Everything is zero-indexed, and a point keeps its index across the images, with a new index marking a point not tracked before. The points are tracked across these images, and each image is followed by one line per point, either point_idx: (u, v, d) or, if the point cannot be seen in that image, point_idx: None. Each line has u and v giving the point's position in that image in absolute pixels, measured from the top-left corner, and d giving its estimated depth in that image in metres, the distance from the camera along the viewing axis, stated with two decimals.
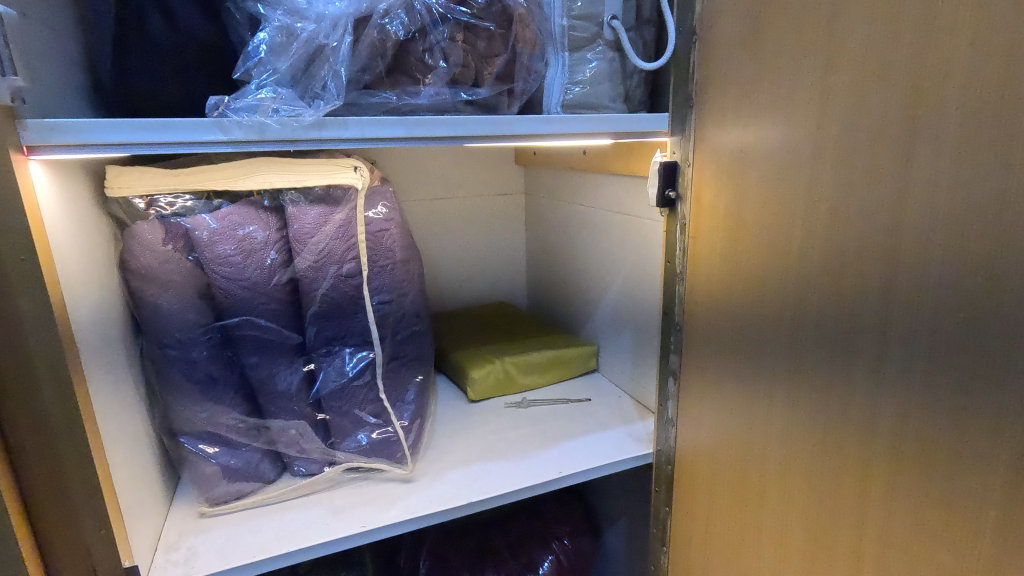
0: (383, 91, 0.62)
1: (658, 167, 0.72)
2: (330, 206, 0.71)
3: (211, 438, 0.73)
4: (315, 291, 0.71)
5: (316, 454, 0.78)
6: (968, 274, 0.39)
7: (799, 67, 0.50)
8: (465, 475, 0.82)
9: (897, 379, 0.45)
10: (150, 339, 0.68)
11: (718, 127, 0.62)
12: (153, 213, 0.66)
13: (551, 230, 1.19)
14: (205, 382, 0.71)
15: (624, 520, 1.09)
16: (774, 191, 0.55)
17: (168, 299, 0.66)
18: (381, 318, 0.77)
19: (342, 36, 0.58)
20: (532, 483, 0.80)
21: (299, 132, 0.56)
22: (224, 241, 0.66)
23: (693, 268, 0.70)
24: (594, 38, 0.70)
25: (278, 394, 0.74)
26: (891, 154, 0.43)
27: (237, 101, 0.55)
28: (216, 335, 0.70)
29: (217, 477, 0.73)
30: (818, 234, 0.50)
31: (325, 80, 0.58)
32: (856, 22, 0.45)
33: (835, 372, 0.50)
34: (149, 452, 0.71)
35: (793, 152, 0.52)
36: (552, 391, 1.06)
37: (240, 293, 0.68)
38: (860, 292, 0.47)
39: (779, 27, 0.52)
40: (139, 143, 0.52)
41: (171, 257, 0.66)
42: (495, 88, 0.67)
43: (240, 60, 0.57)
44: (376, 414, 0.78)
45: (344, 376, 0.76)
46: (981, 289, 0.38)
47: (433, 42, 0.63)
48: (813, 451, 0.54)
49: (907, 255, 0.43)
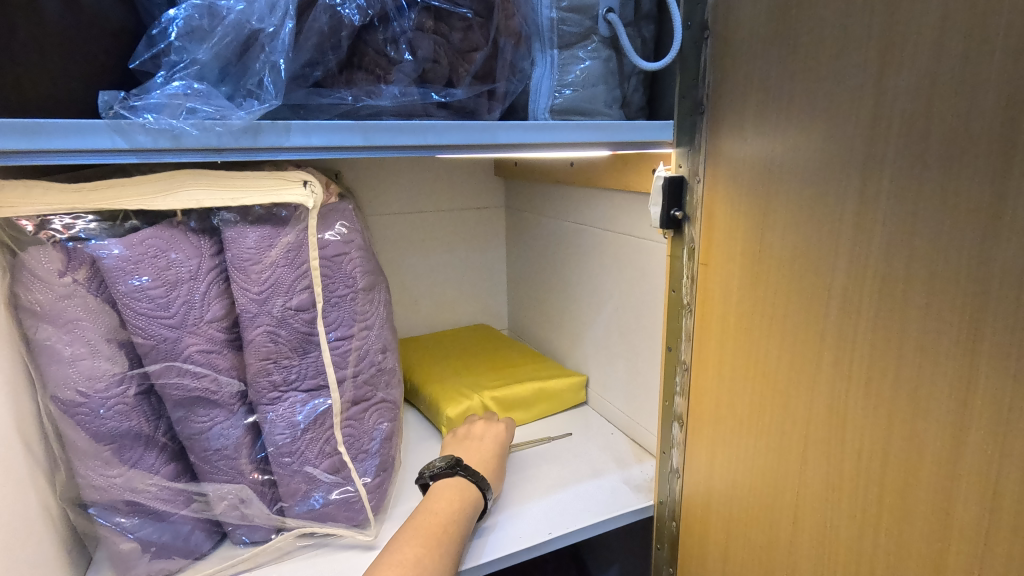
0: (338, 90, 0.52)
1: (662, 183, 0.62)
2: (275, 227, 0.60)
3: (128, 509, 0.60)
4: (257, 330, 0.60)
5: (261, 520, 0.65)
6: None
7: (842, 67, 0.42)
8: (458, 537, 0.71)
9: (985, 445, 0.37)
10: (48, 392, 0.55)
11: (734, 137, 0.54)
12: (46, 238, 0.53)
13: (534, 248, 1.09)
14: (120, 442, 0.58)
15: (615, 569, 0.99)
16: (812, 212, 0.46)
17: (71, 343, 0.54)
18: (340, 357, 0.65)
19: (282, 20, 0.47)
20: (522, 546, 0.69)
21: (226, 140, 0.45)
22: (141, 272, 0.54)
23: (705, 300, 0.61)
24: (587, 34, 0.60)
25: (213, 452, 0.62)
26: (975, 175, 0.35)
27: (139, 98, 0.43)
28: (134, 385, 0.57)
29: (137, 555, 0.60)
30: (872, 267, 0.42)
31: (261, 75, 0.47)
32: (928, 10, 0.37)
33: (894, 433, 0.42)
34: (46, 530, 0.57)
35: (839, 168, 0.44)
36: (537, 428, 0.95)
37: (162, 333, 0.56)
38: (933, 339, 0.39)
39: (819, 18, 0.44)
40: (12, 152, 0.40)
41: (73, 291, 0.54)
42: (473, 89, 0.56)
43: (143, 45, 0.46)
44: (333, 471, 0.66)
45: (294, 429, 0.64)
46: None
47: (397, 31, 0.52)
48: (868, 526, 0.45)
49: (1001, 298, 0.35)
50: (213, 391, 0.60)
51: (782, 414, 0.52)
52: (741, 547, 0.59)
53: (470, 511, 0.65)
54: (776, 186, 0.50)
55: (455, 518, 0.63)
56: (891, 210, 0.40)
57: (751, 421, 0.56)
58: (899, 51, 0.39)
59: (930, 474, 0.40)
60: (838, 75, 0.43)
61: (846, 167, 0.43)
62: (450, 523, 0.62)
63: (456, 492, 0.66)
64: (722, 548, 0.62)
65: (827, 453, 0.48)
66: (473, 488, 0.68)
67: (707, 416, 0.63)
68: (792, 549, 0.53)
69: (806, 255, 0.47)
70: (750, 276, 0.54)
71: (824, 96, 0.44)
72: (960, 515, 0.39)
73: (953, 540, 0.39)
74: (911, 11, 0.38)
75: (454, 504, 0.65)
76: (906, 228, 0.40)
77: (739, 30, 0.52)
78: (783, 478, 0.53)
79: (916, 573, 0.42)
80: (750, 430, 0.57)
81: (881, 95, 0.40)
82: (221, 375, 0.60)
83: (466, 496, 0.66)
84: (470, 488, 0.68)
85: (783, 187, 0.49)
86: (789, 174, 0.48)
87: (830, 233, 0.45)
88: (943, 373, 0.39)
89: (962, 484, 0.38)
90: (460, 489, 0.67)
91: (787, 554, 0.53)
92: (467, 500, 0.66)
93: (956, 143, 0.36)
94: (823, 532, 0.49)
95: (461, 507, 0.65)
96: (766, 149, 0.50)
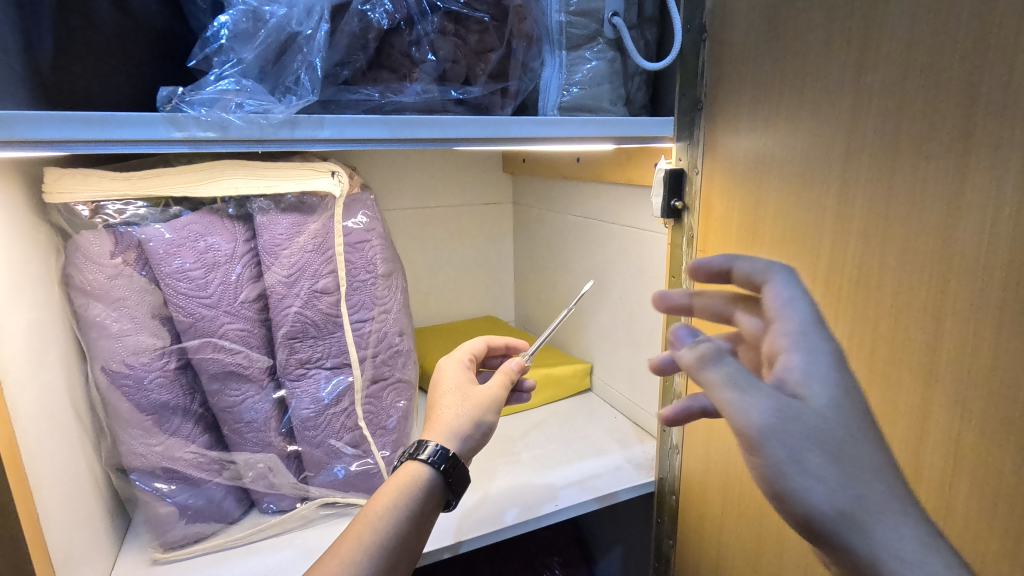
0: (364, 88, 0.56)
1: (663, 174, 0.66)
2: (304, 215, 0.65)
3: (166, 475, 0.65)
4: (287, 310, 0.64)
5: (288, 489, 0.70)
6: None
7: (825, 67, 0.47)
8: (475, 505, 0.76)
9: (950, 405, 0.41)
10: (97, 364, 0.60)
11: (729, 131, 0.58)
12: (99, 222, 0.58)
13: (541, 241, 1.14)
14: (160, 412, 0.62)
15: (619, 549, 1.03)
16: (798, 199, 0.51)
17: (118, 319, 0.59)
18: (361, 337, 0.70)
19: (318, 24, 0.51)
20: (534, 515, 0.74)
21: (267, 131, 0.49)
22: (182, 254, 0.59)
23: (702, 285, 0.65)
24: (594, 36, 0.64)
25: (244, 424, 0.66)
26: (941, 162, 0.39)
27: (193, 94, 0.48)
28: (173, 359, 0.62)
29: (174, 519, 0.65)
30: (851, 247, 0.46)
31: (298, 73, 0.52)
32: (900, 15, 0.41)
33: (872, 399, 0.46)
34: (93, 492, 0.62)
35: (822, 158, 0.48)
36: (544, 412, 0.99)
37: (201, 311, 0.61)
38: (905, 311, 0.43)
39: (805, 22, 0.48)
40: (80, 141, 0.45)
41: (121, 271, 0.58)
42: (488, 87, 0.60)
43: (198, 46, 0.51)
44: (354, 444, 0.71)
45: (319, 403, 0.68)
46: None
47: (420, 33, 0.57)
48: None
49: (961, 272, 0.39)
50: (245, 366, 0.64)
51: None
52: (737, 515, 0.63)
53: (421, 496, 0.49)
54: (766, 176, 0.54)
55: (397, 504, 0.48)
56: (868, 195, 0.45)
57: None
58: (875, 51, 0.43)
59: (904, 435, 0.44)
60: (821, 73, 0.47)
61: (828, 157, 0.47)
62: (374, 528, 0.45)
63: (404, 474, 0.50)
64: (719, 517, 0.67)
65: None
66: (417, 468, 0.50)
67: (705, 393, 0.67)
68: None
69: (793, 239, 0.52)
70: (744, 260, 0.58)
71: (810, 92, 0.49)
72: (929, 471, 0.43)
73: (923, 494, 0.43)
74: (885, 16, 0.42)
75: (399, 485, 0.49)
76: (881, 211, 0.44)
77: (734, 32, 0.56)
78: None
79: None
80: None
81: (860, 91, 0.44)
82: (253, 352, 0.65)
83: (414, 478, 0.50)
84: (400, 490, 0.49)
85: (773, 176, 0.53)
86: (778, 165, 0.53)
87: (815, 218, 0.49)
88: (914, 342, 0.43)
89: (930, 442, 0.42)
90: (407, 472, 0.50)
91: (778, 519, 0.57)
92: (414, 485, 0.49)
93: (923, 133, 0.40)
94: None
95: (411, 490, 0.49)
96: (758, 142, 0.55)
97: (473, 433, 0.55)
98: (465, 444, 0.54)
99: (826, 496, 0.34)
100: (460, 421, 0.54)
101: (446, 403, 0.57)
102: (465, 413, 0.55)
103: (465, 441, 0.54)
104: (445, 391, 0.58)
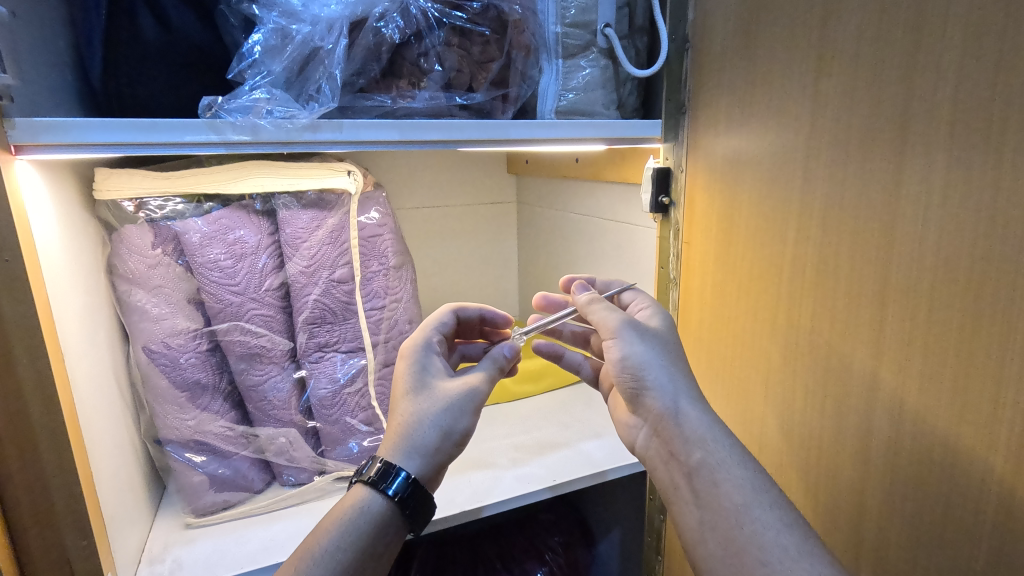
0: (378, 95, 0.62)
1: (651, 173, 0.72)
2: (323, 210, 0.71)
3: (198, 447, 0.71)
4: (307, 297, 0.71)
5: (306, 463, 0.76)
6: (951, 270, 0.41)
7: (789, 75, 0.53)
8: (492, 477, 0.82)
9: (893, 374, 0.46)
10: (137, 344, 0.66)
11: (710, 133, 0.64)
12: (142, 216, 0.65)
13: (543, 238, 1.20)
14: (193, 389, 0.69)
15: (617, 530, 1.08)
16: (768, 194, 0.57)
17: (157, 304, 0.66)
18: (374, 324, 0.76)
19: (338, 39, 0.58)
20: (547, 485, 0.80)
21: (293, 134, 0.56)
22: (214, 245, 0.66)
23: (687, 274, 0.71)
24: (588, 46, 0.70)
25: (268, 401, 0.72)
26: (883, 159, 0.45)
27: (231, 102, 0.55)
28: (204, 341, 0.68)
29: (204, 487, 0.71)
30: (812, 236, 0.52)
31: (320, 82, 0.58)
32: (848, 29, 0.47)
33: (831, 372, 0.52)
34: (134, 461, 0.69)
35: (788, 157, 0.54)
36: (545, 399, 1.05)
37: (230, 298, 0.67)
38: (856, 292, 0.48)
39: (772, 35, 0.54)
40: (131, 144, 0.51)
41: (160, 261, 0.65)
42: (490, 93, 0.67)
43: (235, 60, 0.57)
44: (368, 422, 0.77)
45: (335, 383, 0.74)
46: (967, 287, 0.40)
47: (428, 46, 0.63)
48: (813, 452, 0.55)
49: (899, 256, 0.44)
50: (268, 348, 0.71)
51: (749, 367, 0.62)
52: None
53: (369, 516, 0.51)
54: (741, 173, 0.60)
55: (342, 527, 0.50)
56: (826, 188, 0.50)
57: (723, 375, 0.66)
58: (829, 62, 0.49)
59: (857, 403, 0.49)
60: (786, 80, 0.53)
61: (792, 155, 0.53)
62: (319, 540, 0.49)
63: (348, 498, 0.52)
64: None
65: (783, 396, 0.58)
66: (363, 491, 0.53)
67: None
68: None
69: (765, 229, 0.57)
70: (723, 250, 0.64)
71: (776, 98, 0.54)
72: (878, 435, 0.48)
73: (873, 456, 0.48)
74: (837, 31, 0.48)
75: (343, 508, 0.52)
76: (837, 203, 0.49)
77: (713, 43, 0.62)
78: (751, 420, 0.62)
79: (847, 488, 0.51)
80: (723, 383, 0.66)
81: (818, 97, 0.50)
82: (276, 335, 0.71)
83: (359, 501, 0.52)
84: (350, 504, 0.52)
85: (747, 173, 0.59)
86: (753, 162, 0.58)
87: (782, 210, 0.55)
88: (865, 319, 0.48)
89: (877, 409, 0.48)
90: (355, 494, 0.53)
91: None
92: (359, 509, 0.51)
93: (869, 134, 0.46)
94: (780, 461, 0.59)
95: (357, 512, 0.51)
96: (735, 142, 0.60)
97: (440, 440, 0.55)
98: (429, 454, 0.54)
99: (646, 357, 0.57)
100: (423, 434, 0.54)
101: (404, 409, 0.56)
102: (428, 421, 0.55)
103: (430, 452, 0.54)
104: (401, 395, 0.57)
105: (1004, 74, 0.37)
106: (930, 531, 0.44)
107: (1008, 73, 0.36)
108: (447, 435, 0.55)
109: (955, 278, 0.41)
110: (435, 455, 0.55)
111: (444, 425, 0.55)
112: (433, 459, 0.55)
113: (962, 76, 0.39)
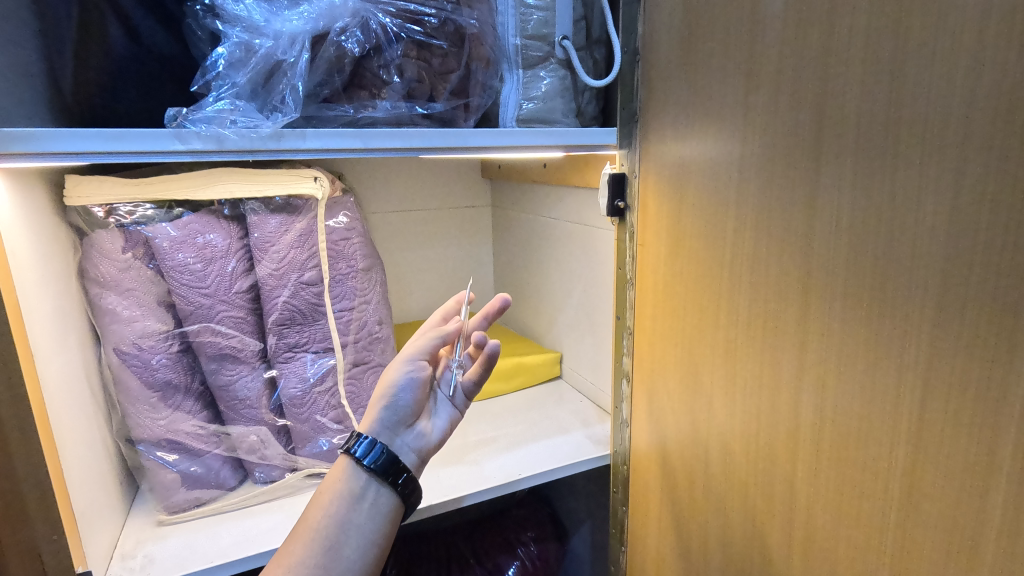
0: (341, 105, 0.65)
1: (606, 179, 0.77)
2: (291, 214, 0.74)
3: (170, 446, 0.73)
4: (276, 298, 0.73)
5: (278, 460, 0.78)
6: (858, 269, 0.45)
7: (723, 88, 0.56)
8: (457, 473, 0.84)
9: (816, 366, 0.50)
10: (109, 346, 0.68)
11: (659, 140, 0.67)
12: (113, 221, 0.67)
13: (516, 241, 1.22)
14: (164, 389, 0.71)
15: (588, 524, 1.11)
16: (709, 197, 0.60)
17: (128, 306, 0.68)
18: (343, 325, 0.78)
19: (300, 52, 0.61)
20: (512, 480, 0.83)
21: (257, 143, 0.59)
22: (184, 249, 0.68)
23: (641, 275, 0.74)
24: (547, 57, 0.73)
25: (238, 401, 0.74)
26: (803, 168, 0.49)
27: (196, 112, 0.57)
28: (176, 342, 0.70)
29: (176, 485, 0.73)
30: (747, 237, 0.56)
31: (284, 93, 0.61)
32: (774, 44, 0.50)
33: (764, 363, 0.56)
34: (106, 459, 0.71)
35: (724, 164, 0.57)
36: (516, 398, 1.08)
37: (199, 300, 0.69)
38: (783, 290, 0.52)
39: (708, 50, 0.58)
40: (99, 152, 0.54)
41: (131, 264, 0.67)
42: (450, 103, 0.69)
43: (199, 73, 0.60)
44: (338, 420, 0.79)
45: (305, 383, 0.77)
46: (874, 284, 0.44)
47: (388, 59, 0.66)
48: (751, 437, 0.58)
49: (819, 256, 0.48)
50: (239, 349, 0.73)
51: (698, 361, 0.65)
52: (671, 475, 0.72)
53: (350, 478, 0.53)
54: (688, 178, 0.63)
55: (329, 496, 0.51)
56: (757, 194, 0.54)
57: (674, 370, 0.69)
58: (757, 76, 0.52)
59: (787, 392, 0.53)
60: (722, 92, 0.56)
61: (728, 162, 0.57)
62: (318, 511, 0.50)
63: (332, 465, 0.54)
64: (661, 482, 0.75)
65: (725, 387, 0.61)
66: (346, 461, 0.53)
67: (646, 369, 0.75)
68: (706, 469, 0.65)
69: (705, 232, 0.61)
70: (671, 252, 0.67)
71: (714, 109, 0.58)
72: (806, 421, 0.51)
73: (802, 440, 0.52)
74: (762, 49, 0.52)
75: (329, 475, 0.53)
76: (765, 208, 0.53)
77: (659, 56, 0.65)
78: (698, 413, 0.66)
79: (781, 470, 0.55)
80: (675, 379, 0.70)
81: (749, 108, 0.53)
82: (246, 337, 0.73)
83: (340, 465, 0.53)
84: (343, 472, 0.53)
85: (691, 178, 0.63)
86: (695, 169, 0.62)
87: (720, 213, 0.59)
88: (792, 314, 0.52)
89: (804, 396, 0.51)
90: (338, 465, 0.54)
91: (704, 475, 0.66)
92: (348, 475, 0.53)
93: (791, 144, 0.50)
94: (726, 449, 0.62)
95: (341, 479, 0.52)
96: (679, 150, 0.64)
97: (390, 403, 0.58)
98: (385, 419, 0.57)
99: None
100: (377, 400, 0.58)
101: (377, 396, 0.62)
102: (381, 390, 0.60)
103: (382, 413, 0.58)
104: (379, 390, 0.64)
105: (897, 92, 0.41)
106: (852, 507, 0.48)
107: (901, 90, 0.40)
108: (402, 397, 0.59)
109: (863, 274, 0.44)
110: (391, 421, 0.57)
111: (394, 385, 0.59)
112: (389, 424, 0.57)
113: (865, 92, 0.43)
